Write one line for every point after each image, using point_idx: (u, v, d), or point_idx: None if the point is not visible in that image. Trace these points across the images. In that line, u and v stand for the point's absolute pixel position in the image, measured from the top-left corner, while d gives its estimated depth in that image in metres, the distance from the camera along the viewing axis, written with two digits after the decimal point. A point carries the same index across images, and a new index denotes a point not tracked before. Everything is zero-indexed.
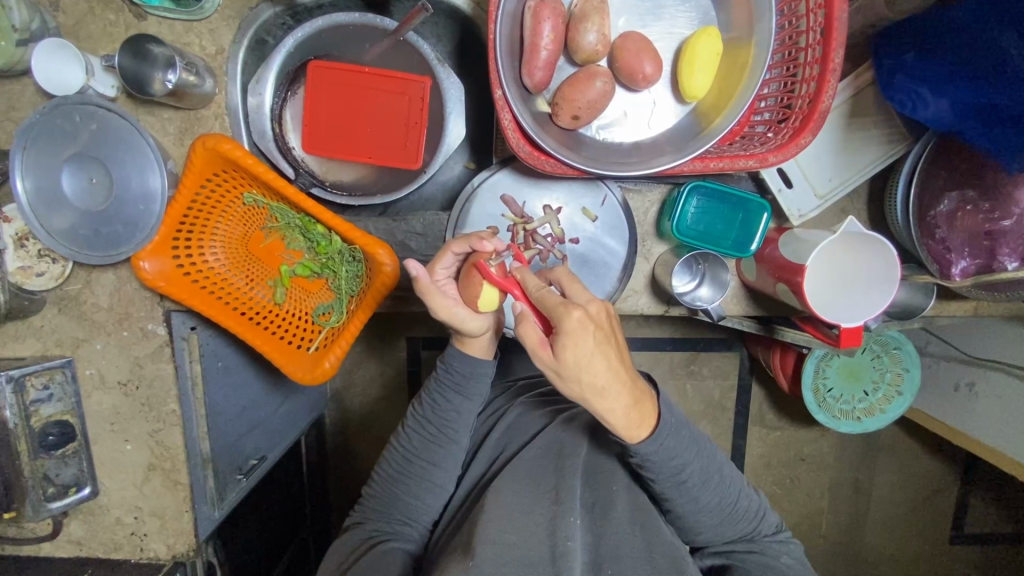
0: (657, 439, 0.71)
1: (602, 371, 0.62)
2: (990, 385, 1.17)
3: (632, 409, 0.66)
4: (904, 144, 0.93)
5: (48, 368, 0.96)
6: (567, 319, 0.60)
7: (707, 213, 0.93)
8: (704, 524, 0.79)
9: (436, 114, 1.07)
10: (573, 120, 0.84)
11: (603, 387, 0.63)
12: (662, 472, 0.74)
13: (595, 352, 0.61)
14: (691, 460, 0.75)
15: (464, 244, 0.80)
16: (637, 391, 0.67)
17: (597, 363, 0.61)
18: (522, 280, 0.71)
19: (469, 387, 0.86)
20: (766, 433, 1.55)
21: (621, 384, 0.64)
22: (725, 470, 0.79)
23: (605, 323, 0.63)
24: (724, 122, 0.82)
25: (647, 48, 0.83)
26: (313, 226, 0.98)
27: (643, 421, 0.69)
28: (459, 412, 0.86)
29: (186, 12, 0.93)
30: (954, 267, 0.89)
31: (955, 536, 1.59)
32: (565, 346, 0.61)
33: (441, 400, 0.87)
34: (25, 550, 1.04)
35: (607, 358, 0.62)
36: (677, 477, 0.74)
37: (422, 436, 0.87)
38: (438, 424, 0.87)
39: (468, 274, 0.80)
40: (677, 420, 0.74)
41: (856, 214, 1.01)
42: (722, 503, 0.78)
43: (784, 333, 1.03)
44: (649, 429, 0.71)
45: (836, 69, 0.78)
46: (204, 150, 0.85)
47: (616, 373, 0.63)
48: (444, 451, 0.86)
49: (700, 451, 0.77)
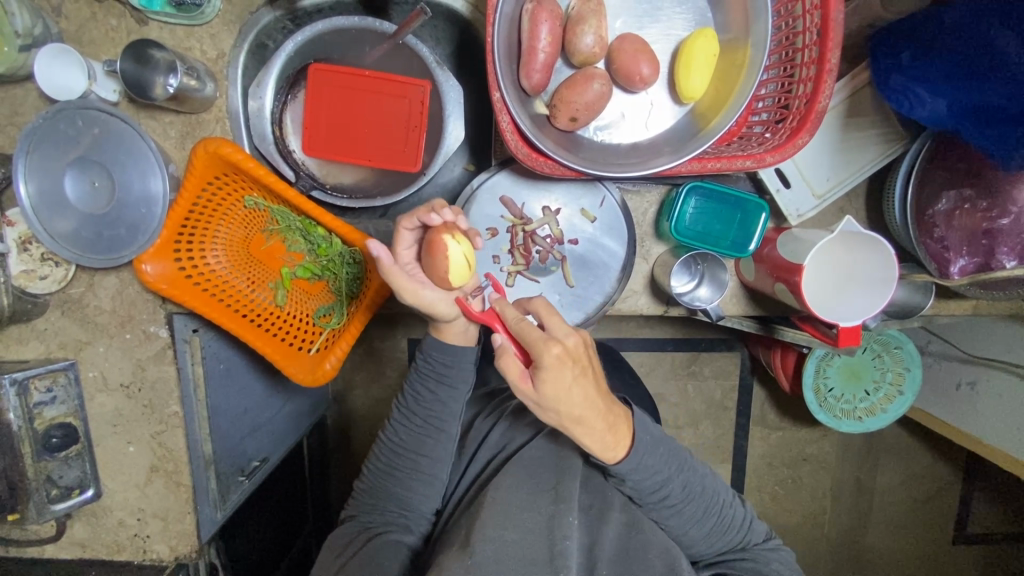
0: (633, 458, 0.72)
1: (579, 403, 0.64)
2: (991, 384, 1.17)
3: (607, 433, 0.68)
4: (902, 144, 0.93)
5: (51, 370, 0.97)
6: (547, 355, 0.62)
7: (704, 213, 0.93)
8: (694, 536, 0.78)
9: (435, 116, 1.08)
10: (571, 122, 0.85)
11: (580, 416, 0.65)
12: (644, 488, 0.74)
13: (572, 384, 0.63)
14: (671, 477, 0.75)
15: (412, 220, 0.79)
16: (612, 416, 0.69)
17: (575, 396, 0.64)
18: (501, 313, 0.72)
19: (452, 375, 0.86)
20: (768, 433, 1.55)
21: (598, 414, 0.66)
22: (708, 483, 0.79)
23: (583, 356, 0.65)
24: (722, 121, 0.82)
25: (644, 50, 0.84)
26: (314, 229, 1.00)
27: (618, 443, 0.70)
28: (443, 400, 0.86)
29: (187, 17, 0.94)
30: (953, 266, 0.89)
31: (958, 536, 1.59)
32: (544, 379, 0.63)
33: (424, 392, 0.87)
34: (28, 552, 1.04)
35: (585, 389, 0.64)
36: (658, 493, 0.75)
37: (408, 428, 0.88)
38: (424, 415, 0.87)
39: (430, 253, 0.77)
40: (655, 438, 0.74)
41: (855, 213, 1.01)
42: (706, 511, 0.78)
43: (784, 332, 1.02)
44: (625, 450, 0.71)
45: (833, 69, 0.79)
46: (204, 153, 0.87)
47: (592, 402, 0.65)
48: (433, 441, 0.87)
49: (681, 467, 0.76)
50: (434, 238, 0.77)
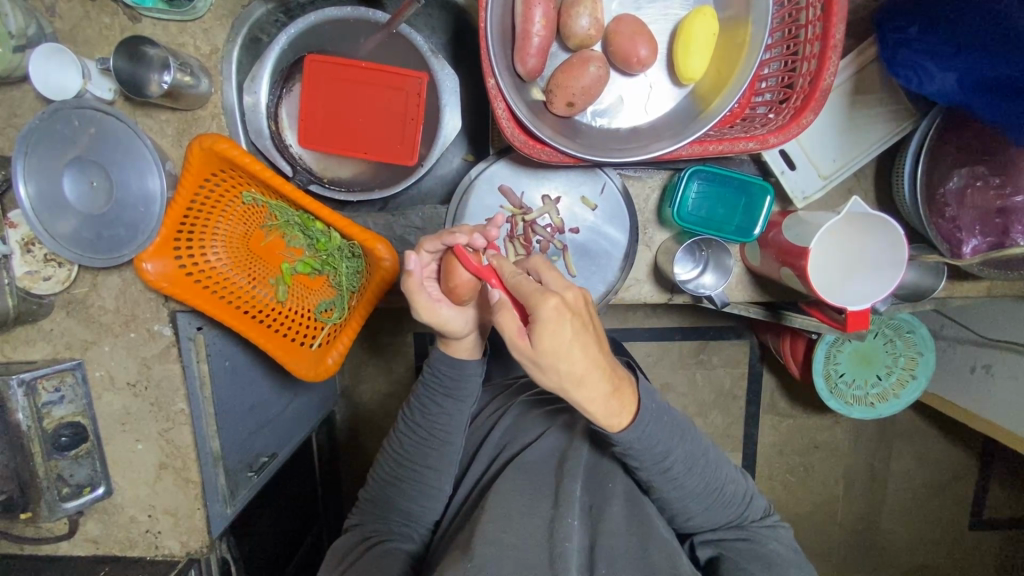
0: (639, 427, 0.69)
1: (579, 361, 0.59)
2: (1007, 366, 1.14)
3: (610, 397, 0.65)
4: (912, 121, 0.90)
5: (58, 370, 0.98)
6: (545, 306, 0.58)
7: (708, 198, 0.91)
8: (693, 510, 0.77)
9: (432, 106, 1.06)
10: (569, 107, 0.83)
11: (582, 376, 0.61)
12: (645, 459, 0.72)
13: (573, 341, 0.59)
14: (674, 447, 0.73)
15: (437, 242, 0.78)
16: (616, 380, 0.65)
17: (575, 353, 0.59)
18: (500, 268, 0.69)
19: (458, 390, 0.84)
20: (778, 420, 1.52)
21: (601, 375, 0.62)
22: (711, 454, 0.77)
23: (584, 311, 0.61)
24: (723, 103, 0.80)
25: (642, 31, 0.82)
26: (311, 224, 0.98)
27: (621, 408, 0.67)
28: (449, 414, 0.85)
29: (179, 12, 0.93)
30: (965, 245, 0.87)
31: (974, 522, 1.56)
32: (542, 332, 0.58)
33: (429, 405, 0.86)
34: (43, 549, 1.05)
35: (585, 347, 0.60)
36: (661, 464, 0.73)
37: (413, 441, 0.86)
38: (428, 428, 0.85)
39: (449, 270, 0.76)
40: (659, 407, 0.72)
41: (862, 193, 0.99)
42: (708, 487, 0.76)
43: (793, 318, 1.00)
44: (629, 416, 0.69)
45: (838, 45, 0.76)
46: (200, 149, 0.85)
47: (596, 361, 0.60)
48: (437, 453, 0.85)
49: (683, 437, 0.74)
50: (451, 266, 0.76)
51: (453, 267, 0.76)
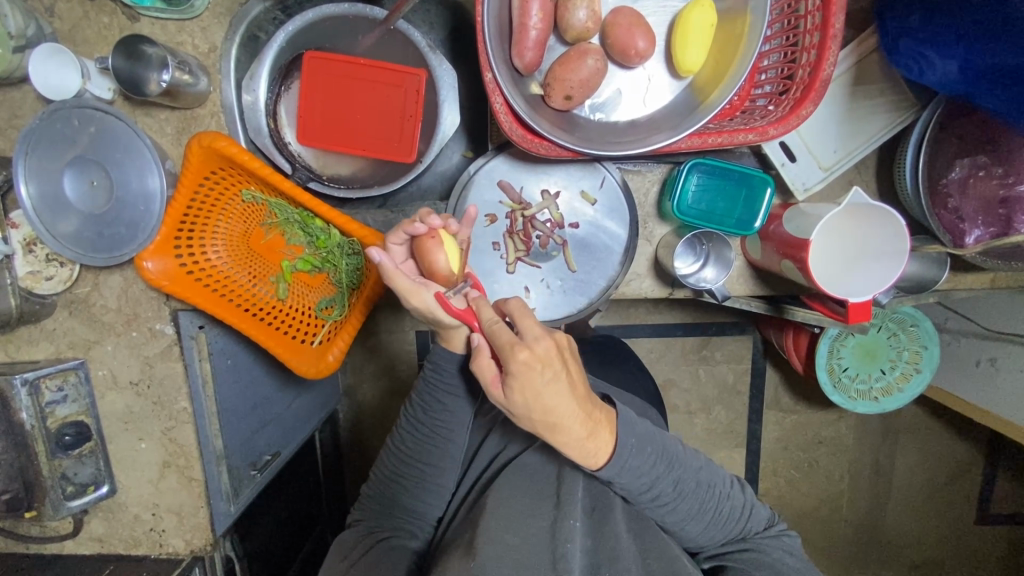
0: (617, 463, 0.69)
1: (550, 409, 0.63)
2: (1012, 360, 1.13)
3: (587, 441, 0.66)
4: (913, 111, 0.90)
5: (62, 369, 0.98)
6: (513, 360, 0.62)
7: (708, 191, 0.91)
8: (693, 530, 0.76)
9: (431, 102, 1.06)
10: (567, 101, 0.82)
11: (553, 423, 0.64)
12: (632, 489, 0.71)
13: (542, 390, 0.62)
14: (659, 477, 0.72)
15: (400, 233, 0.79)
16: (594, 423, 0.66)
17: (545, 401, 0.63)
18: (478, 310, 0.72)
19: (460, 385, 0.86)
20: (782, 416, 1.52)
21: (574, 420, 0.64)
22: (702, 476, 0.77)
23: (556, 360, 0.64)
24: (722, 95, 0.79)
25: (639, 23, 0.82)
26: (312, 221, 1.00)
27: (598, 450, 0.67)
28: (451, 411, 0.86)
29: (178, 11, 0.94)
30: (968, 236, 0.86)
31: (982, 517, 1.55)
32: (512, 385, 0.63)
33: (434, 401, 0.87)
34: (49, 548, 1.06)
35: (556, 394, 0.62)
36: (648, 493, 0.72)
37: (417, 437, 0.87)
38: (431, 425, 0.87)
39: (422, 253, 0.77)
40: (640, 439, 0.71)
41: (863, 184, 0.98)
42: (703, 505, 0.76)
43: (793, 313, 0.99)
44: (607, 455, 0.68)
45: (837, 34, 0.76)
46: (199, 148, 0.86)
47: (569, 408, 0.63)
48: (439, 450, 0.86)
49: (671, 464, 0.73)
50: (421, 244, 0.77)
51: (429, 250, 0.76)
